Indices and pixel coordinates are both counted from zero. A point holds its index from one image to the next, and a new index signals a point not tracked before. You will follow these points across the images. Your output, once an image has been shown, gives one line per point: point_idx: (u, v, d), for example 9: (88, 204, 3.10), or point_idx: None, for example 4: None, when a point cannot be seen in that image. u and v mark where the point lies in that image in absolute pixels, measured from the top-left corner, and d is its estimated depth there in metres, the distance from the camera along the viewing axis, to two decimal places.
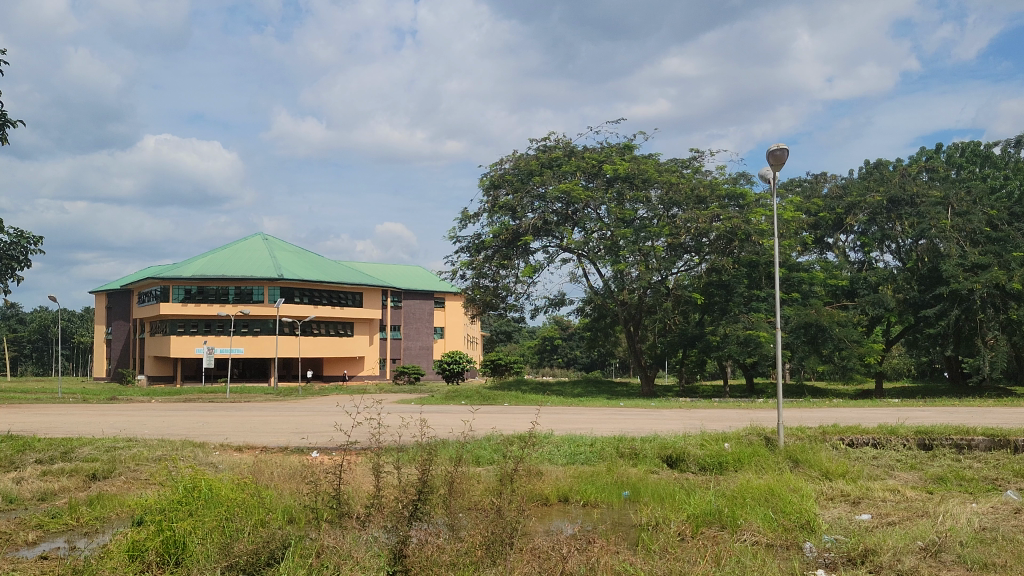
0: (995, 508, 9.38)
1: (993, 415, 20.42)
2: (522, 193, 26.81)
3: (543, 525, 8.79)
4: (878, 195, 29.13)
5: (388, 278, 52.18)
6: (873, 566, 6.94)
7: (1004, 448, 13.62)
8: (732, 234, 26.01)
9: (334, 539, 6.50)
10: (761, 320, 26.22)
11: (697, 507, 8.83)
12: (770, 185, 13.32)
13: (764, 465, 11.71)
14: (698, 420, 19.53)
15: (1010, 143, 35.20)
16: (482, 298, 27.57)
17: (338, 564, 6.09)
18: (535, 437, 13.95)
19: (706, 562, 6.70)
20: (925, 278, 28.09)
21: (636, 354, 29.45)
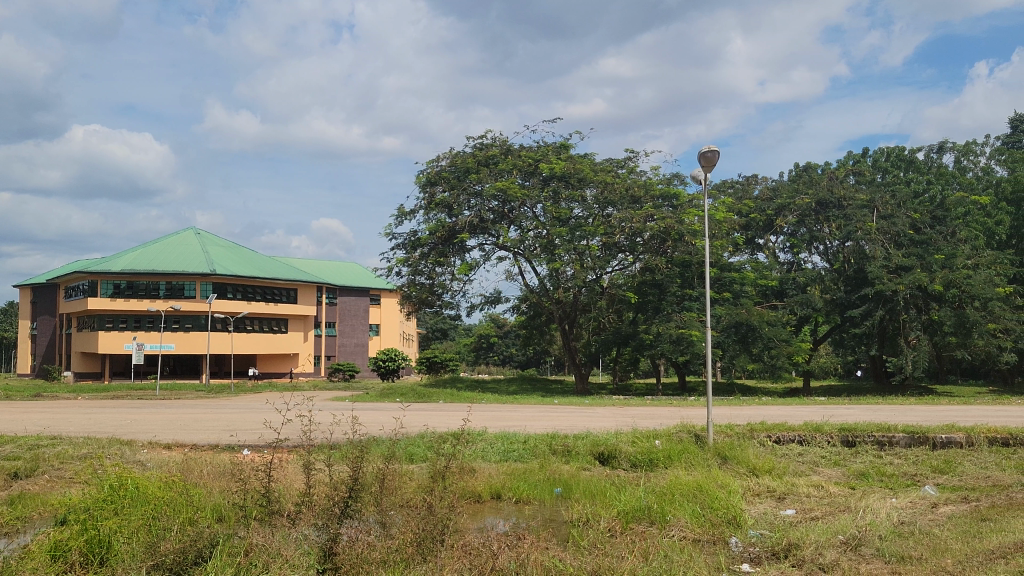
0: (914, 503, 9.65)
1: (916, 413, 20.98)
2: (458, 191, 26.67)
3: (475, 522, 8.80)
4: (807, 197, 29.43)
5: (323, 274, 51.64)
6: (796, 560, 7.09)
7: (924, 445, 14.00)
8: (666, 233, 26.34)
9: (263, 538, 6.42)
10: (693, 319, 26.55)
11: (627, 504, 8.91)
12: (702, 185, 13.51)
13: (693, 462, 11.85)
14: (630, 417, 19.71)
15: (933, 149, 36.23)
16: (417, 295, 27.56)
17: (267, 562, 6.03)
18: (467, 434, 13.94)
19: (634, 556, 6.78)
20: (851, 279, 28.93)
21: (570, 352, 29.62)
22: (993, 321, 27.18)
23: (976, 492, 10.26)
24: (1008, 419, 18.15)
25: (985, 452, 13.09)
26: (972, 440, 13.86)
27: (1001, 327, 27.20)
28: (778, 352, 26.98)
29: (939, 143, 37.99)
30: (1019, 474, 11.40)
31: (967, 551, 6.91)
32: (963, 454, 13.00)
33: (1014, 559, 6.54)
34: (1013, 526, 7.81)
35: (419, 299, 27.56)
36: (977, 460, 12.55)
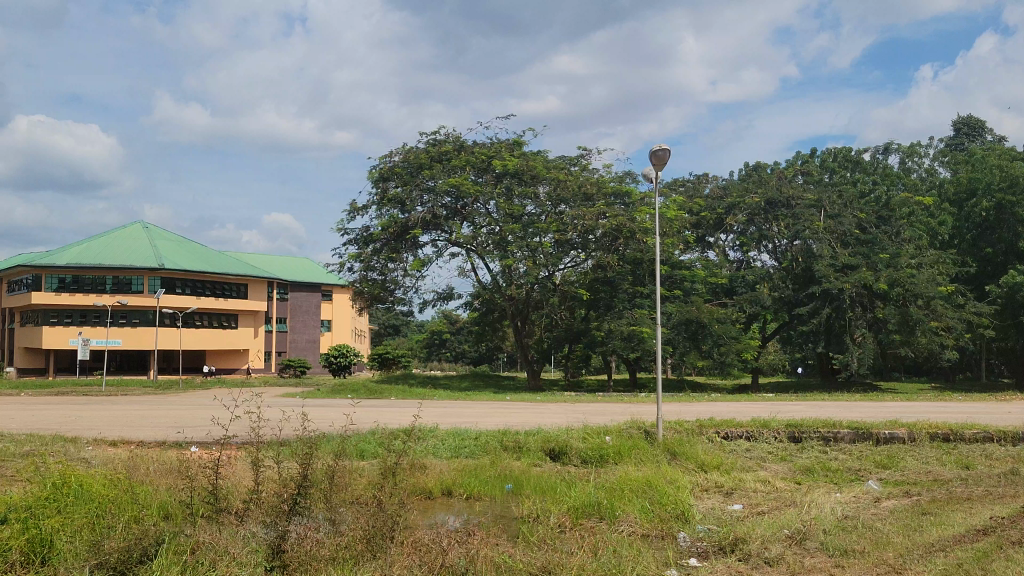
0: (857, 497, 9.85)
1: (862, 409, 21.37)
2: (411, 186, 26.49)
3: (425, 518, 8.81)
4: (757, 196, 29.79)
5: (274, 269, 51.16)
6: (742, 554, 7.20)
7: (868, 440, 14.24)
8: (618, 231, 26.43)
9: (210, 536, 6.36)
10: (644, 315, 26.70)
11: (576, 499, 8.99)
12: (653, 185, 13.64)
13: (643, 457, 11.97)
14: (581, 413, 19.77)
15: (878, 150, 36.90)
16: (369, 291, 27.38)
17: (214, 560, 5.98)
18: (418, 430, 13.91)
19: (583, 552, 6.83)
20: (799, 277, 29.23)
21: (522, 348, 29.68)
22: (936, 320, 27.77)
23: (917, 486, 10.50)
24: (950, 416, 18.56)
25: (927, 447, 13.38)
26: (914, 436, 14.12)
27: (943, 325, 27.81)
28: (728, 349, 27.21)
29: (884, 145, 38.71)
30: (958, 469, 11.66)
31: (908, 545, 7.07)
32: (906, 450, 13.26)
33: (952, 552, 6.69)
34: (952, 519, 8.01)
35: (371, 295, 27.37)
36: (919, 455, 12.83)
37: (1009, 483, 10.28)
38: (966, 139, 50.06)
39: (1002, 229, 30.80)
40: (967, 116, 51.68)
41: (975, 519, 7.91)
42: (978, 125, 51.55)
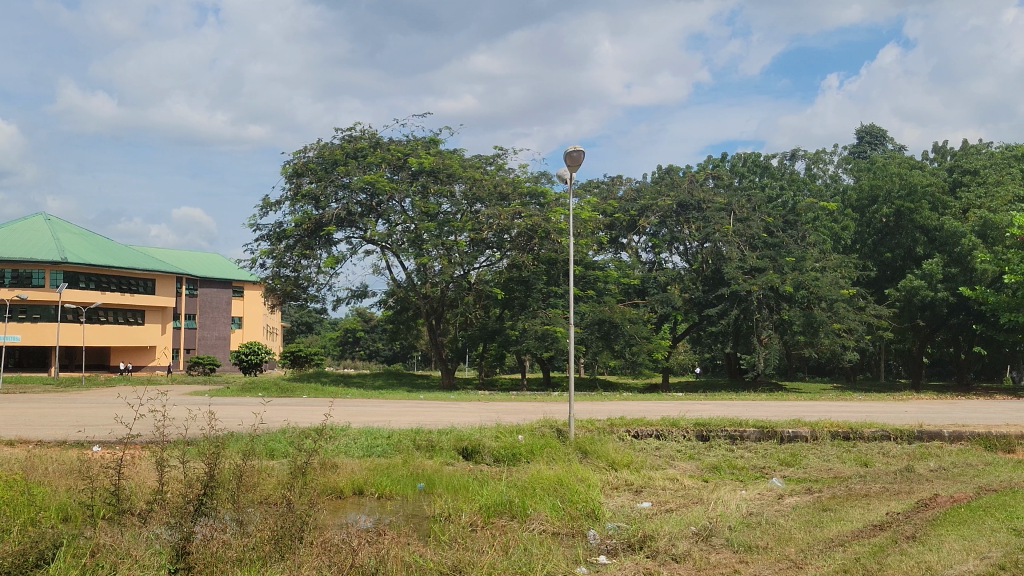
0: (762, 494, 10.12)
1: (765, 408, 22.02)
2: (325, 182, 26.12)
3: (337, 518, 8.72)
4: (668, 198, 30.24)
5: (182, 264, 49.89)
6: (650, 551, 7.32)
7: (773, 439, 14.59)
8: (533, 231, 26.66)
9: (111, 538, 6.23)
10: (557, 315, 26.89)
11: (488, 498, 9.02)
12: (568, 185, 13.78)
13: (555, 456, 12.06)
14: (494, 412, 19.83)
15: (786, 156, 37.91)
16: (282, 287, 26.84)
17: (114, 563, 5.85)
18: (329, 429, 13.76)
19: (493, 550, 6.89)
20: (709, 279, 29.71)
21: (437, 347, 29.56)
22: (839, 322, 28.67)
23: (819, 483, 10.83)
24: (850, 415, 19.14)
25: (829, 446, 13.80)
26: (816, 434, 14.57)
27: (845, 327, 28.74)
28: (639, 349, 27.77)
29: (792, 151, 39.77)
30: (857, 466, 12.06)
31: (808, 540, 7.28)
32: (809, 448, 13.66)
33: (850, 547, 6.93)
34: (851, 515, 8.30)
35: (283, 292, 26.85)
36: (821, 453, 13.19)
37: (905, 480, 10.69)
38: (869, 148, 51.81)
39: (902, 235, 31.97)
40: (870, 125, 53.47)
41: (872, 515, 8.21)
42: (880, 134, 53.40)
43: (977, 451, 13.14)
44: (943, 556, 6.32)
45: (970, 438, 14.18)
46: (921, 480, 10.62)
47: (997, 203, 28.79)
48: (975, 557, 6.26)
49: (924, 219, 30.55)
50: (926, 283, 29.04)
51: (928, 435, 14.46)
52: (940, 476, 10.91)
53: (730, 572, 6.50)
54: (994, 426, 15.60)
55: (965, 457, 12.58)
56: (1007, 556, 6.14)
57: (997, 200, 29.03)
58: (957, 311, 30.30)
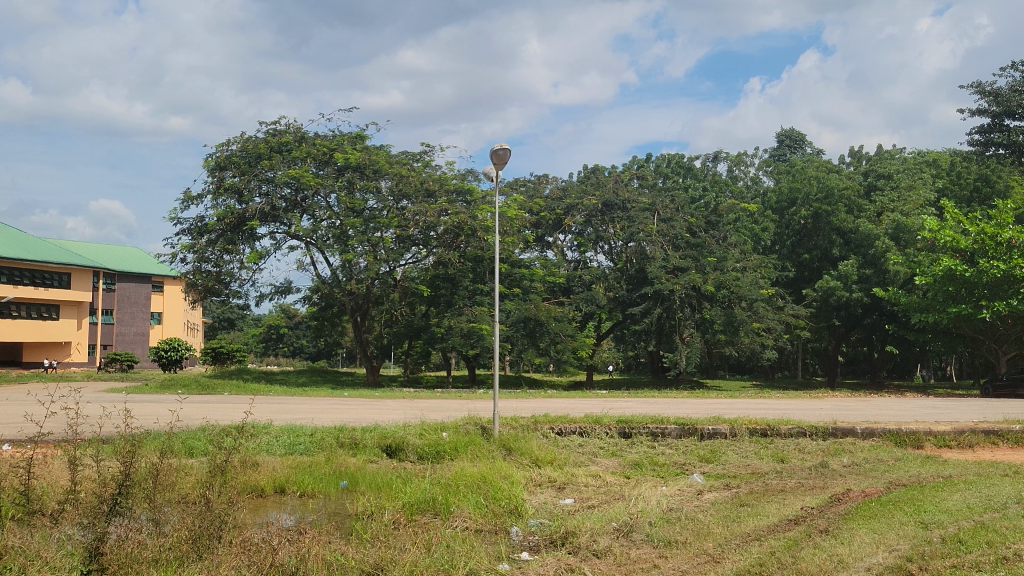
0: (682, 490, 10.31)
1: (689, 406, 22.35)
2: (248, 176, 25.65)
3: (257, 517, 8.58)
4: (594, 198, 30.41)
5: (99, 257, 48.54)
6: (572, 547, 7.40)
7: (692, 436, 14.81)
8: (459, 229, 26.78)
9: (19, 540, 6.04)
10: (483, 312, 26.91)
11: (411, 496, 8.99)
12: (494, 183, 13.83)
13: (478, 453, 12.10)
14: (418, 409, 19.83)
15: (709, 158, 38.53)
16: (203, 283, 26.26)
17: (23, 564, 5.68)
18: (251, 427, 13.54)
19: (415, 547, 6.87)
20: (633, 278, 30.04)
21: (362, 345, 29.19)
22: (758, 321, 29.43)
23: (737, 479, 11.07)
24: (767, 412, 19.58)
25: (747, 442, 14.08)
26: (735, 431, 14.84)
27: (764, 326, 29.43)
28: (564, 347, 28.02)
29: (715, 153, 40.44)
30: (774, 462, 12.33)
31: (726, 535, 7.44)
32: (727, 445, 13.92)
33: (766, 541, 7.10)
34: (767, 510, 8.49)
35: (204, 288, 26.27)
36: (739, 450, 13.46)
37: (819, 475, 11.00)
38: (789, 151, 53.12)
39: (819, 237, 32.76)
40: (789, 128, 54.83)
41: (787, 509, 8.43)
42: (799, 138, 54.82)
43: (888, 447, 13.53)
44: (854, 549, 6.52)
45: (881, 435, 14.57)
46: (833, 476, 10.92)
47: (909, 208, 29.83)
48: (884, 550, 6.46)
49: (840, 221, 31.45)
50: (841, 284, 29.82)
51: (841, 432, 14.83)
52: (853, 472, 11.20)
53: (649, 567, 6.60)
54: (904, 422, 16.12)
55: (876, 452, 12.96)
56: (913, 548, 6.36)
57: (909, 205, 30.08)
58: (870, 311, 31.19)
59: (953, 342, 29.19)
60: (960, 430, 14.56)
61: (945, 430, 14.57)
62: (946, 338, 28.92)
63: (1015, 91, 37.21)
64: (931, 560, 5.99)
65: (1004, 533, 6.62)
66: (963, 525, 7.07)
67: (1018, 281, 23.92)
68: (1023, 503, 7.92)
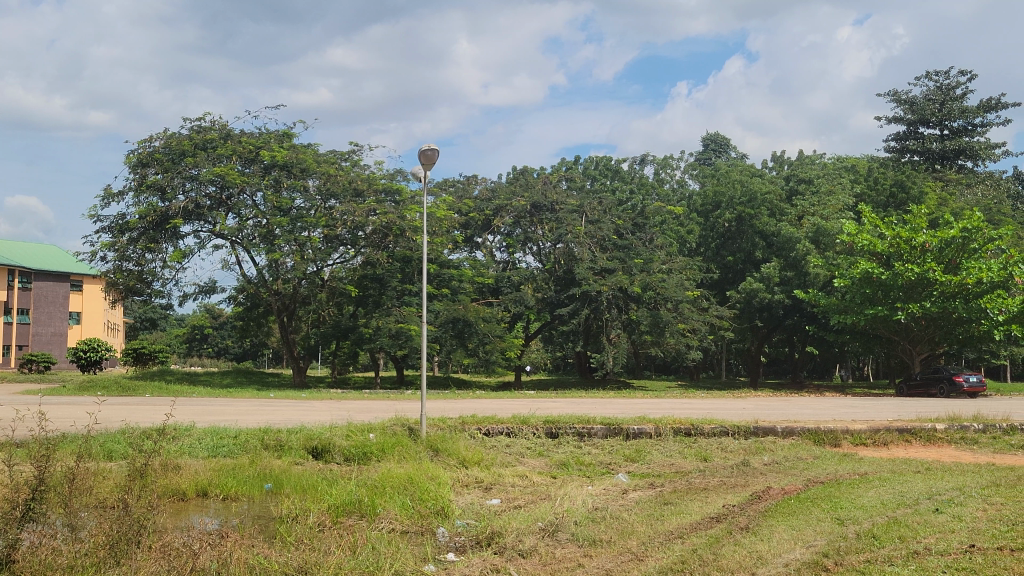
0: (608, 489, 10.41)
1: (616, 406, 22.56)
2: (171, 173, 25.05)
3: (179, 521, 8.44)
4: (523, 199, 30.43)
5: (15, 254, 47.14)
6: (497, 547, 7.43)
7: (619, 435, 14.93)
8: (388, 229, 26.75)
9: None
10: (412, 313, 26.76)
11: (337, 497, 8.92)
12: (422, 184, 13.80)
13: (405, 454, 12.07)
14: (345, 411, 19.63)
15: (636, 161, 38.98)
16: (124, 282, 25.59)
17: None
18: (172, 429, 13.27)
19: (341, 550, 6.83)
20: (561, 279, 30.18)
21: (288, 345, 28.75)
22: (683, 322, 29.87)
23: (663, 478, 11.24)
24: (691, 411, 19.89)
25: (671, 442, 14.29)
26: (660, 431, 15.03)
27: (689, 327, 29.92)
28: (492, 347, 28.04)
29: (642, 156, 40.91)
30: (697, 461, 12.52)
31: (649, 533, 7.54)
32: (652, 444, 14.12)
33: (688, 539, 7.21)
34: (690, 508, 8.63)
35: (125, 287, 25.63)
36: (663, 449, 13.65)
37: (740, 474, 11.21)
38: (714, 155, 54.12)
39: (742, 239, 33.41)
40: (714, 133, 55.85)
41: (709, 508, 8.55)
42: (723, 142, 55.81)
43: (807, 445, 13.83)
44: (773, 546, 6.65)
45: (800, 434, 14.90)
46: (754, 473, 11.14)
47: (829, 212, 30.60)
48: (801, 545, 6.62)
49: (763, 224, 32.18)
50: (764, 286, 30.43)
51: (763, 431, 15.10)
52: (773, 470, 11.42)
53: (574, 566, 6.66)
54: (822, 421, 16.53)
55: (795, 451, 13.27)
56: (829, 544, 6.52)
57: (828, 209, 30.84)
58: (792, 313, 31.85)
59: (870, 342, 30.02)
60: (876, 428, 14.95)
61: (861, 428, 14.94)
62: (864, 338, 29.73)
63: (929, 100, 38.45)
64: (846, 555, 6.16)
65: (916, 529, 6.83)
66: (878, 522, 7.26)
67: (932, 283, 24.72)
68: (934, 499, 8.17)
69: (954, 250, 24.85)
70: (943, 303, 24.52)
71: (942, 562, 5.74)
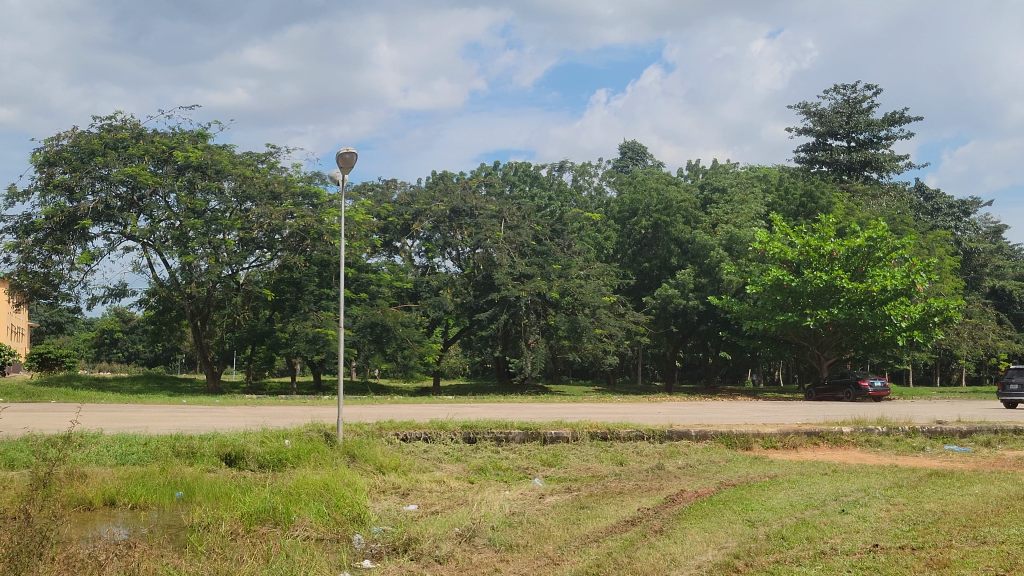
0: (524, 494, 10.46)
1: (534, 410, 22.64)
2: (80, 172, 24.22)
3: (85, 531, 8.18)
4: (442, 204, 30.28)
5: None
6: (414, 553, 7.41)
7: (536, 440, 14.99)
8: (304, 232, 26.33)
9: None
10: (330, 318, 26.49)
11: (250, 505, 8.77)
12: (339, 187, 13.68)
13: (321, 461, 11.95)
14: (259, 416, 19.31)
15: (555, 167, 39.36)
16: (28, 284, 24.60)
17: None
18: (78, 436, 12.89)
19: (253, 559, 6.72)
20: (480, 284, 30.17)
21: (202, 350, 28.13)
22: (600, 327, 30.16)
23: (578, 482, 11.32)
24: (607, 416, 20.13)
25: (588, 446, 14.45)
26: (576, 435, 15.11)
27: (606, 332, 30.29)
28: (411, 352, 27.93)
29: (560, 162, 41.31)
30: (613, 465, 12.70)
31: (566, 537, 7.61)
32: (569, 448, 14.24)
33: (604, 542, 7.31)
34: (605, 511, 8.74)
35: (31, 289, 24.68)
36: (580, 453, 13.79)
37: (655, 477, 11.38)
38: (631, 162, 54.92)
39: (658, 247, 33.93)
40: (631, 141, 56.58)
41: (624, 512, 8.67)
42: (640, 150, 56.59)
43: (719, 449, 14.15)
44: (685, 548, 6.79)
45: (713, 437, 15.17)
46: (668, 477, 11.35)
47: (742, 220, 31.31)
48: (713, 548, 6.76)
49: (678, 232, 32.78)
50: (678, 292, 30.97)
51: (677, 435, 15.34)
52: (686, 473, 11.66)
53: (491, 572, 6.69)
54: (734, 424, 16.87)
55: (708, 454, 13.56)
56: (740, 546, 6.69)
57: (741, 217, 31.59)
58: (705, 318, 32.45)
59: (780, 348, 30.82)
60: (785, 431, 15.35)
61: (771, 431, 15.33)
62: (774, 343, 30.58)
63: (838, 113, 39.67)
64: (756, 556, 6.32)
65: (823, 529, 7.05)
66: (787, 522, 7.48)
67: (839, 291, 25.48)
68: (840, 499, 8.47)
69: (861, 259, 25.71)
70: (850, 309, 25.32)
71: (847, 562, 5.91)
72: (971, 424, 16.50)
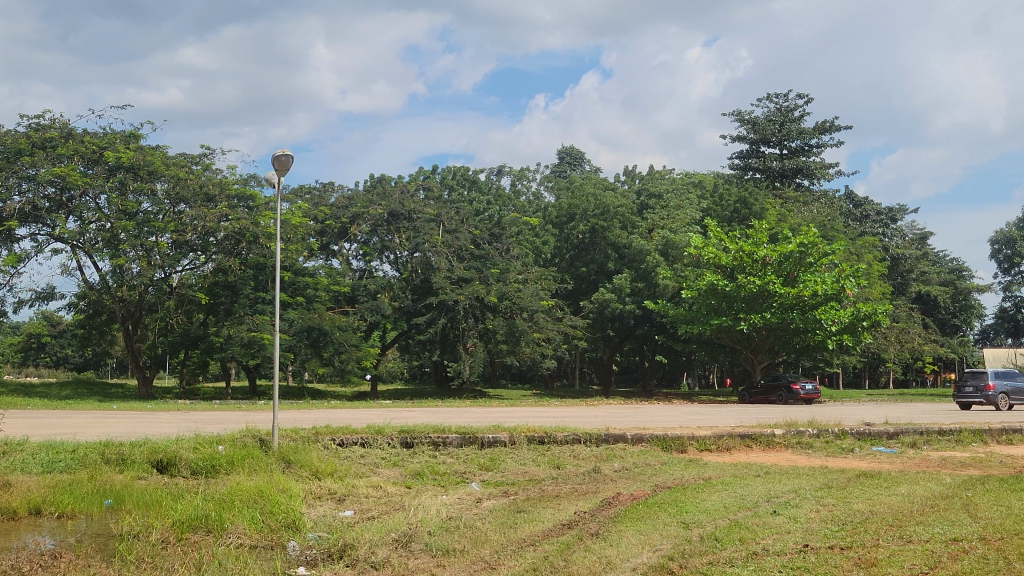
0: (461, 498, 10.44)
1: (471, 414, 22.63)
2: (6, 172, 23.53)
3: (9, 542, 7.95)
4: (380, 207, 30.14)
5: None
6: (350, 560, 7.34)
7: (473, 444, 14.97)
8: (240, 235, 25.98)
9: None
10: (265, 321, 26.13)
11: (181, 513, 8.62)
12: (276, 189, 13.53)
13: (256, 466, 11.79)
14: (193, 422, 19.01)
15: (493, 171, 39.40)
16: None
17: None
18: (2, 444, 12.51)
19: (183, 568, 6.60)
20: (418, 288, 29.96)
21: (133, 354, 27.58)
22: (538, 331, 30.28)
23: (515, 485, 11.34)
24: (544, 420, 20.21)
25: (525, 449, 14.48)
26: (514, 439, 15.10)
27: (544, 336, 30.40)
28: (348, 356, 27.73)
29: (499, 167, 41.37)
30: (550, 469, 12.73)
31: (502, 541, 7.62)
32: (506, 452, 14.26)
33: (540, 546, 7.32)
34: (542, 515, 8.76)
35: None
36: (517, 457, 13.81)
37: (591, 480, 11.46)
38: (569, 167, 55.21)
39: (595, 251, 34.16)
40: (569, 146, 56.87)
41: (561, 514, 8.72)
42: (578, 155, 56.91)
43: (654, 451, 14.29)
44: (621, 550, 6.85)
45: (649, 440, 15.29)
46: (604, 480, 11.41)
47: (677, 226, 31.74)
48: (649, 549, 6.83)
49: (615, 236, 33.05)
50: (615, 296, 31.20)
51: (613, 438, 15.45)
52: (622, 477, 11.75)
53: None
54: (669, 427, 17.05)
55: (644, 457, 13.68)
56: (674, 547, 6.78)
57: (677, 223, 32.02)
58: (642, 322, 32.69)
59: (715, 351, 31.23)
60: (719, 434, 15.55)
61: (705, 434, 15.52)
62: (709, 347, 30.99)
63: (770, 121, 40.43)
64: (690, 558, 6.41)
65: (755, 529, 7.18)
66: (720, 523, 7.60)
67: (771, 295, 25.95)
68: (773, 500, 8.63)
69: (793, 264, 26.23)
70: (782, 313, 25.81)
71: (778, 562, 6.02)
72: (897, 425, 16.93)
